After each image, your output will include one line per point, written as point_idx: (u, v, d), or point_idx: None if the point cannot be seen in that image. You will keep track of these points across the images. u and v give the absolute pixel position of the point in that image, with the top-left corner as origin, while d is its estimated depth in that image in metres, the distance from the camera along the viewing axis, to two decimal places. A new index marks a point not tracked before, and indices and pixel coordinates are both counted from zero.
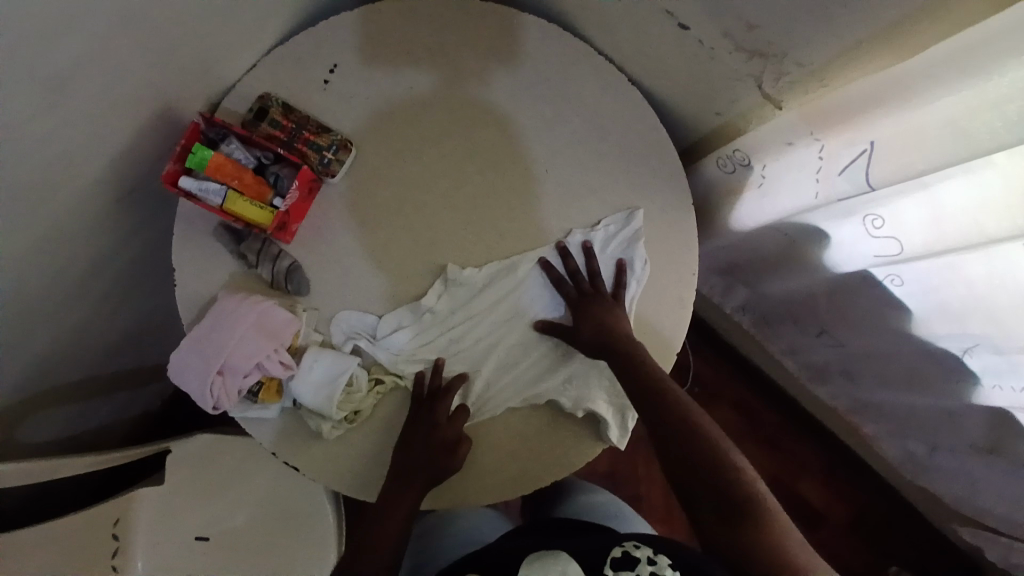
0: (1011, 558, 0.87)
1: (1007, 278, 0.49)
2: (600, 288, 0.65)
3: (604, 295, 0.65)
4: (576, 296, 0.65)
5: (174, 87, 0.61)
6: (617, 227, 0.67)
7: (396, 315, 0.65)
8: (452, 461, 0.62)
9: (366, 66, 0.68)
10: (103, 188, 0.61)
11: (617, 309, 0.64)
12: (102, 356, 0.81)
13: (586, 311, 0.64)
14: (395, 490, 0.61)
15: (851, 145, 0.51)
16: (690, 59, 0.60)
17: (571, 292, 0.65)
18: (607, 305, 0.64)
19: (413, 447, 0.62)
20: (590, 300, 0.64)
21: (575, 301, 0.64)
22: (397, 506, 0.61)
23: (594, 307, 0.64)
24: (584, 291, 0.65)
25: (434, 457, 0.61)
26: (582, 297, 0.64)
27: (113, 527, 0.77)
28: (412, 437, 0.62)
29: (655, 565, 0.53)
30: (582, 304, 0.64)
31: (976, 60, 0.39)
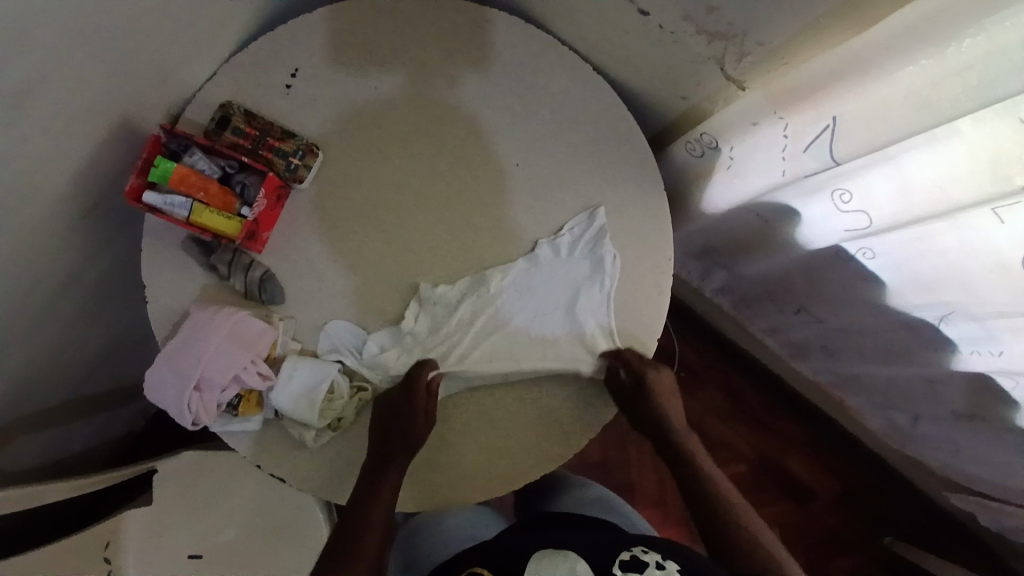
0: (1002, 520, 0.88)
1: (977, 246, 0.50)
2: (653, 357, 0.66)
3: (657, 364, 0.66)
4: (637, 368, 0.64)
5: (133, 100, 0.59)
6: (582, 229, 0.67)
7: (379, 337, 0.65)
8: (423, 424, 0.61)
9: (327, 69, 0.67)
10: (66, 207, 0.59)
11: (668, 378, 0.67)
12: (78, 378, 0.79)
13: (647, 381, 0.64)
14: (378, 468, 0.61)
15: (815, 122, 0.51)
16: (654, 44, 0.60)
17: (631, 360, 0.64)
18: (662, 378, 0.66)
19: (387, 425, 0.62)
20: (649, 370, 0.64)
21: (636, 368, 0.64)
22: (381, 490, 0.60)
23: (652, 379, 0.64)
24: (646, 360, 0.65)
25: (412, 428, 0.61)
26: (645, 365, 0.64)
27: (103, 551, 0.77)
28: (385, 418, 0.62)
29: (665, 570, 0.54)
30: (643, 373, 0.64)
31: (934, 30, 0.40)
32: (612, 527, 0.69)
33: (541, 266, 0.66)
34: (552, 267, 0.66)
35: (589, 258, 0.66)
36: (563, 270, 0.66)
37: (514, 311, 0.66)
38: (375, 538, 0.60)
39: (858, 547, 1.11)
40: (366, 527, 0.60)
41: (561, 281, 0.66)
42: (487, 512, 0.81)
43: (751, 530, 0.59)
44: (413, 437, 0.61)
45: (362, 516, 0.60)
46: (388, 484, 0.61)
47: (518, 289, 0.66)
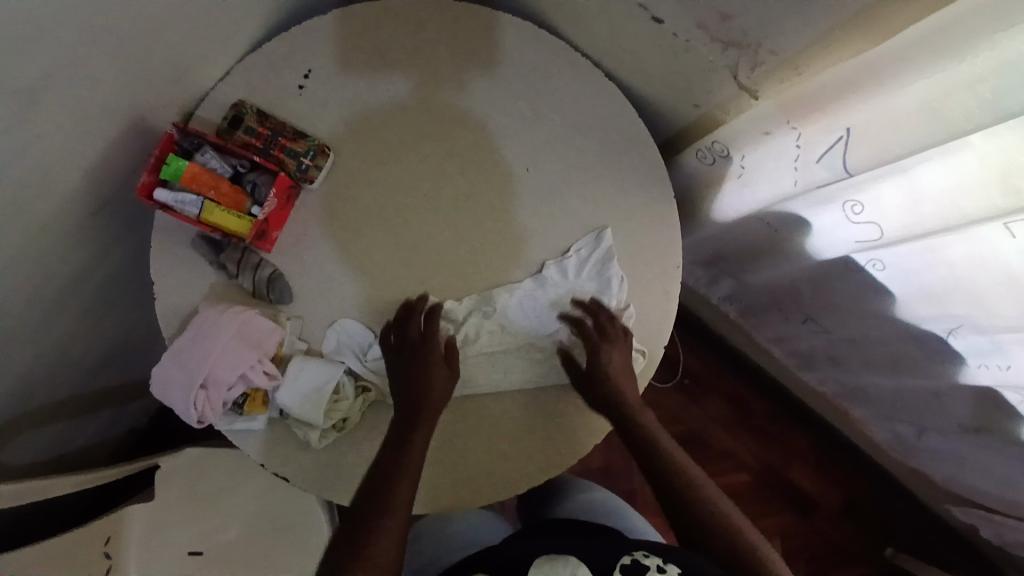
0: (1006, 536, 0.88)
1: (987, 259, 0.49)
2: (613, 327, 0.65)
3: (615, 336, 0.65)
4: (594, 345, 0.65)
5: (146, 98, 0.60)
6: (589, 250, 0.67)
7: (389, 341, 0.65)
8: (443, 380, 0.63)
9: (341, 70, 0.67)
10: (78, 203, 0.60)
11: (624, 354, 0.65)
12: (84, 373, 0.79)
13: (603, 360, 0.64)
14: (403, 426, 0.61)
15: (827, 132, 0.51)
16: (666, 52, 0.60)
17: (588, 332, 0.65)
18: (618, 355, 0.65)
19: (403, 378, 0.62)
20: (606, 345, 0.64)
21: (593, 343, 0.65)
22: (408, 451, 0.59)
23: (607, 355, 0.64)
24: (605, 334, 0.65)
25: (433, 383, 0.62)
26: (601, 340, 0.65)
27: (104, 546, 0.76)
28: (400, 372, 0.63)
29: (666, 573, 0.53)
30: (597, 349, 0.64)
31: (947, 45, 0.40)
32: (615, 531, 0.69)
33: (547, 289, 0.66)
34: (558, 287, 0.66)
35: (597, 280, 0.67)
36: (568, 291, 0.67)
37: (519, 329, 0.66)
38: (405, 494, 0.58)
39: (859, 560, 1.11)
40: (395, 485, 0.58)
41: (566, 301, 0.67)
42: (490, 515, 0.81)
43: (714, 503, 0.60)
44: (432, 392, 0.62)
45: (390, 469, 0.59)
46: (417, 439, 0.60)
47: (523, 309, 0.66)
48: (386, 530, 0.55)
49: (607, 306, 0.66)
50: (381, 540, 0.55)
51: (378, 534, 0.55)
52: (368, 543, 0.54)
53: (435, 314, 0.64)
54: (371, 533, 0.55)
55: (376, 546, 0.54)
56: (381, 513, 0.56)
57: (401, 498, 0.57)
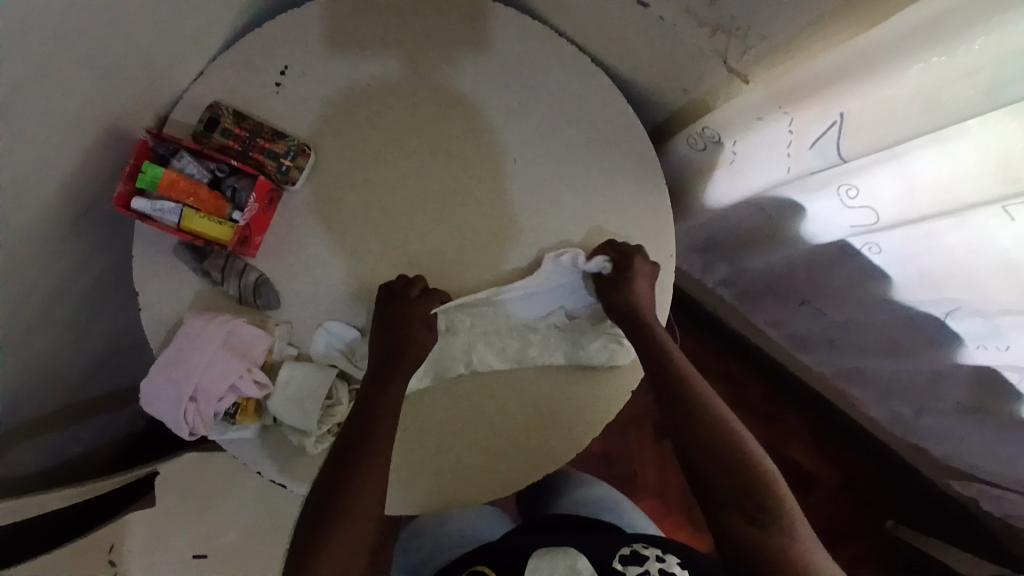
0: (1005, 509, 0.88)
1: (983, 243, 0.48)
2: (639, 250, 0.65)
3: (642, 257, 0.65)
4: (625, 257, 0.64)
5: (120, 105, 0.58)
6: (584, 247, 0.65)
7: None
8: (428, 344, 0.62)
9: (319, 66, 0.65)
10: (56, 215, 0.58)
11: (649, 274, 0.65)
12: (75, 383, 0.79)
13: (631, 270, 0.64)
14: (384, 374, 0.60)
15: (820, 118, 0.50)
16: (655, 36, 0.58)
17: (619, 249, 0.65)
18: (646, 273, 0.65)
19: (393, 341, 0.61)
20: (637, 260, 0.64)
21: (624, 258, 0.64)
22: (383, 398, 0.58)
23: (637, 269, 0.64)
24: (637, 251, 0.65)
25: (419, 346, 0.61)
26: (633, 255, 0.64)
27: (108, 553, 0.74)
28: (388, 335, 0.61)
29: (666, 562, 0.54)
30: (628, 262, 0.64)
31: (942, 31, 0.38)
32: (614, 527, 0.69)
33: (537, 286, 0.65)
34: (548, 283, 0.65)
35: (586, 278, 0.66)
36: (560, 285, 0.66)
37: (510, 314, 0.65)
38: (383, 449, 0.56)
39: (859, 535, 1.13)
40: (376, 440, 0.56)
41: (562, 286, 0.66)
42: (488, 512, 0.81)
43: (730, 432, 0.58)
44: (421, 351, 0.61)
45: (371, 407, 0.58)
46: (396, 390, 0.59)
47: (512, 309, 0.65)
48: (365, 481, 0.54)
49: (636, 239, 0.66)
50: (361, 495, 0.54)
51: (361, 485, 0.54)
52: (348, 498, 0.54)
53: (434, 295, 0.63)
54: (354, 483, 0.54)
55: (355, 500, 0.54)
56: (360, 463, 0.55)
57: (381, 452, 0.56)
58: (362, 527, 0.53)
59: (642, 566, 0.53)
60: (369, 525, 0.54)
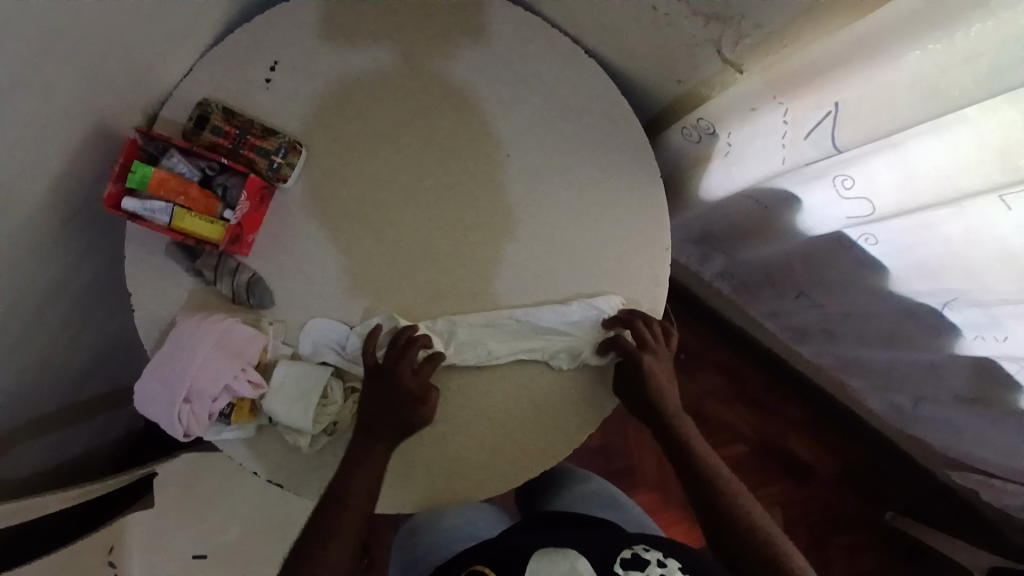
0: (1005, 499, 0.88)
1: (981, 231, 0.48)
2: (649, 338, 0.63)
3: (652, 345, 0.63)
4: (632, 352, 0.63)
5: (109, 103, 0.57)
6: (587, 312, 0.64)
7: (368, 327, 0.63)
8: (422, 420, 0.61)
9: (309, 61, 0.64)
10: (48, 215, 0.58)
11: (662, 362, 0.64)
12: (72, 383, 0.78)
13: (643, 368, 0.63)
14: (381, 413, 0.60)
15: (816, 108, 0.49)
16: (648, 26, 0.58)
17: (626, 343, 0.63)
18: (659, 362, 0.64)
19: (380, 414, 0.60)
20: (644, 356, 0.63)
21: (631, 354, 0.62)
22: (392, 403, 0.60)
23: (649, 365, 0.63)
24: (644, 344, 0.63)
25: (407, 418, 0.60)
26: (640, 352, 0.62)
27: (108, 555, 0.74)
28: (377, 400, 0.60)
29: (666, 568, 0.54)
30: (637, 359, 0.62)
31: (940, 16, 0.38)
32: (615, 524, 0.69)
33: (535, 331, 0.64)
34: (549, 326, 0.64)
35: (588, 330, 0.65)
36: (557, 280, 0.66)
37: (502, 320, 0.64)
38: (376, 463, 0.59)
39: (859, 525, 1.13)
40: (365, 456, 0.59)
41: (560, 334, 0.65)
42: (487, 508, 0.81)
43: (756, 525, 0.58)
44: (405, 424, 0.60)
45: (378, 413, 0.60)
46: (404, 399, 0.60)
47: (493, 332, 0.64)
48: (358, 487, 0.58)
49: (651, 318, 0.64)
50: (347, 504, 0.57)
51: (353, 501, 0.58)
52: (339, 509, 0.57)
53: (432, 364, 0.61)
54: (345, 490, 0.58)
55: (344, 507, 0.57)
56: (353, 479, 0.58)
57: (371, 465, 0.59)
58: (346, 530, 0.57)
59: (643, 570, 0.53)
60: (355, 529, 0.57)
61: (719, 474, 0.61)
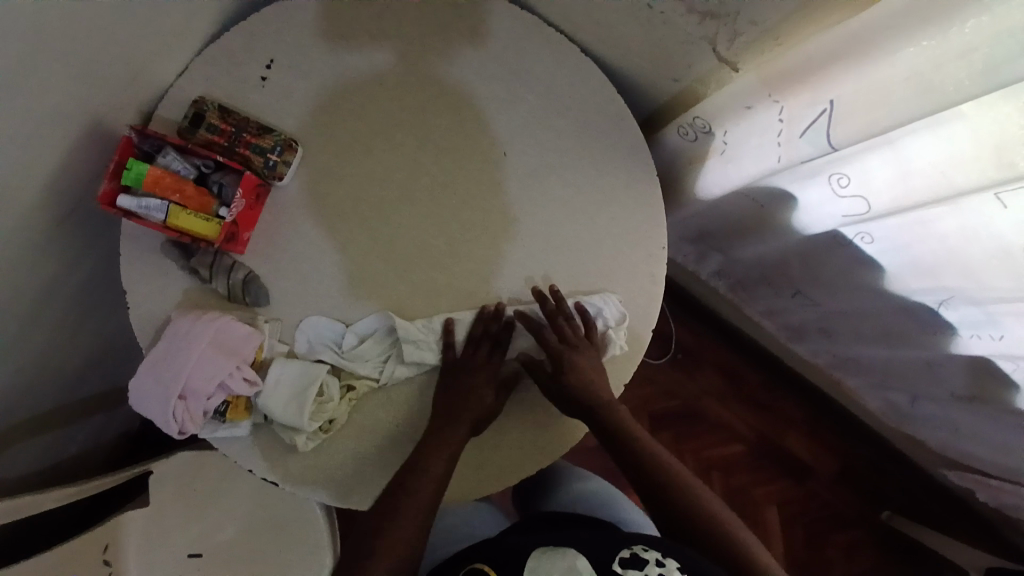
0: (1002, 497, 0.88)
1: (977, 228, 0.48)
2: (574, 331, 0.63)
3: (579, 338, 0.64)
4: (555, 349, 0.63)
5: (104, 100, 0.57)
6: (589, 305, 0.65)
7: (363, 325, 0.63)
8: (499, 403, 0.64)
9: (305, 58, 0.64)
10: (42, 213, 0.57)
11: (589, 355, 0.64)
12: (68, 382, 0.78)
13: (570, 365, 0.62)
14: (455, 396, 0.62)
15: (811, 106, 0.49)
16: (644, 24, 0.58)
17: (551, 343, 0.63)
18: (584, 357, 0.63)
19: (459, 399, 0.62)
20: (572, 352, 0.63)
21: (557, 351, 0.63)
22: (466, 386, 0.62)
23: (575, 360, 0.63)
24: (566, 341, 0.63)
25: (486, 405, 0.63)
26: (565, 348, 0.63)
27: (103, 554, 0.74)
28: (453, 387, 0.63)
29: (665, 567, 0.53)
30: (561, 356, 0.63)
31: (939, 10, 0.37)
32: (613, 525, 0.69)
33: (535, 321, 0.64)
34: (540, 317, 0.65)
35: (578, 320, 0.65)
36: (554, 278, 0.66)
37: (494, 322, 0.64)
38: (444, 460, 0.60)
39: (857, 523, 1.13)
40: (428, 458, 0.60)
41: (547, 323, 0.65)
42: (485, 508, 0.81)
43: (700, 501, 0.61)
44: (480, 408, 0.62)
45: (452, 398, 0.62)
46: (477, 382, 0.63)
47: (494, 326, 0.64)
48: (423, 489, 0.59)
49: (576, 308, 0.64)
50: (410, 508, 0.59)
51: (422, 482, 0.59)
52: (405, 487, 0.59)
53: (501, 353, 0.64)
54: (409, 486, 0.59)
55: (408, 501, 0.59)
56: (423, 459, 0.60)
57: (446, 448, 0.61)
58: (414, 522, 0.59)
59: (642, 569, 0.53)
60: (423, 522, 0.59)
61: (654, 456, 0.63)
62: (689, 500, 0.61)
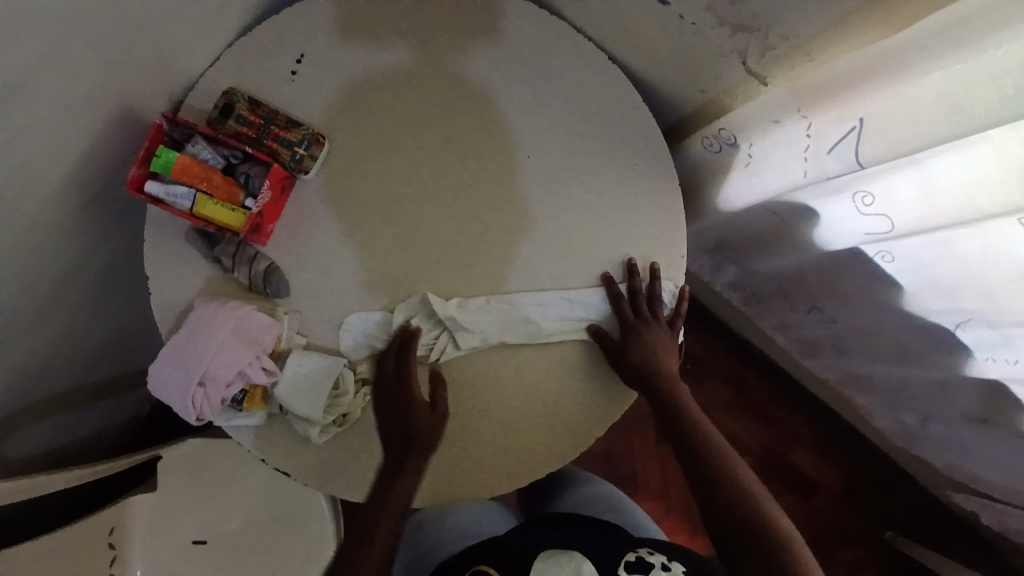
0: (1007, 522, 0.88)
1: (1000, 251, 0.48)
2: (653, 311, 0.65)
3: (655, 318, 0.65)
4: (630, 319, 0.65)
5: (134, 86, 0.57)
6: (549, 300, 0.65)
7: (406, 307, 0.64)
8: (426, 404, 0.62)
9: (334, 53, 0.65)
10: (69, 195, 0.58)
11: (662, 335, 0.65)
12: (83, 364, 0.79)
13: (644, 333, 0.64)
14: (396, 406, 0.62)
15: (840, 122, 0.50)
16: (673, 33, 0.58)
17: (628, 311, 0.65)
18: (655, 336, 0.65)
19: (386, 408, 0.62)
20: (647, 324, 0.65)
21: (630, 324, 0.64)
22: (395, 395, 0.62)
23: (649, 331, 0.65)
24: (643, 312, 0.65)
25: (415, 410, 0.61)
26: (642, 318, 0.65)
27: (108, 537, 0.74)
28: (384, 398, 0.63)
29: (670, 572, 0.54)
30: (634, 328, 0.64)
31: (972, 32, 0.38)
32: (622, 529, 0.68)
33: (620, 296, 0.65)
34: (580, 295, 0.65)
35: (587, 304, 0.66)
36: (571, 283, 0.66)
37: (517, 308, 0.64)
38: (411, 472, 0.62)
39: (860, 541, 1.12)
40: (406, 457, 0.62)
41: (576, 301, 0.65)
42: (492, 508, 0.81)
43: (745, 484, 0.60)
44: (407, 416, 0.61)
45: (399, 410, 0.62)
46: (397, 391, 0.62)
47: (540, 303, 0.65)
48: (400, 488, 0.61)
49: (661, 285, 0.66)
50: (390, 507, 0.61)
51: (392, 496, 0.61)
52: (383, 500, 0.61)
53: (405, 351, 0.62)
54: (386, 499, 0.61)
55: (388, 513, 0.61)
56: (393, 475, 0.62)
57: (410, 460, 0.62)
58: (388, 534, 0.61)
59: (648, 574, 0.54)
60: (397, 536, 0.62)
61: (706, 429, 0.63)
62: (729, 478, 0.60)
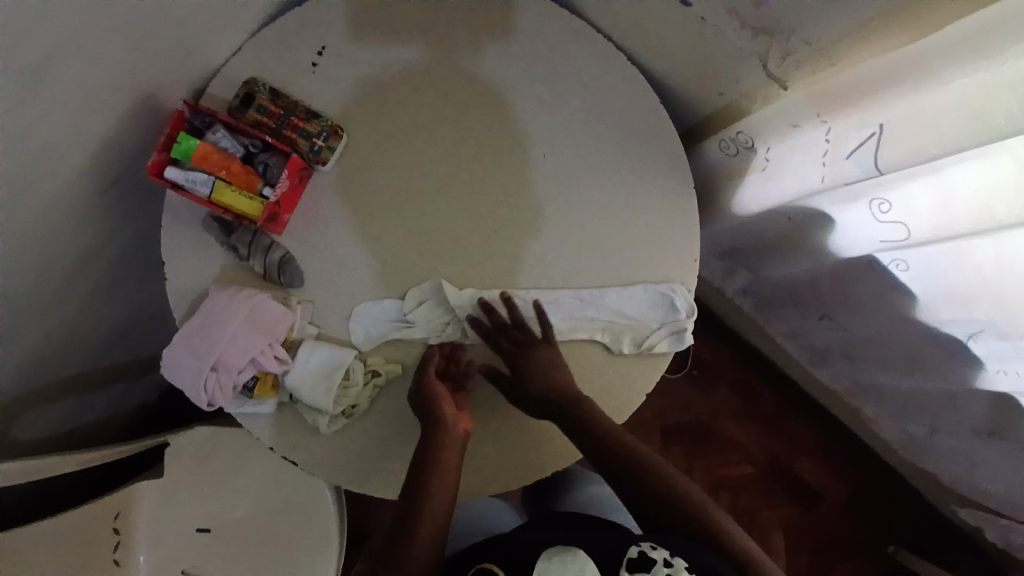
0: (1011, 537, 0.87)
1: (1016, 262, 0.48)
2: (530, 335, 0.64)
3: (537, 341, 0.64)
4: (511, 356, 0.64)
5: (157, 73, 0.58)
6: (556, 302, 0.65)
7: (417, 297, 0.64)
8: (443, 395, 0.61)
9: (355, 47, 0.65)
10: (89, 179, 0.59)
11: (553, 353, 0.63)
12: (96, 349, 0.79)
13: (526, 365, 0.63)
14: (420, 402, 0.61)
15: (858, 128, 0.50)
16: (694, 36, 0.58)
17: (504, 345, 0.64)
18: (544, 357, 0.63)
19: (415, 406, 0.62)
20: (523, 353, 0.63)
21: (514, 361, 0.63)
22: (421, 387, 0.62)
23: (530, 358, 0.63)
24: (516, 343, 0.64)
25: (435, 404, 0.60)
26: (519, 350, 0.63)
27: (114, 521, 0.77)
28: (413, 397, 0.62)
29: (673, 568, 0.52)
30: (519, 357, 0.63)
31: (995, 39, 0.38)
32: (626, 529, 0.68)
33: (494, 330, 0.64)
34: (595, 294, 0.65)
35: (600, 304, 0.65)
36: (584, 282, 0.66)
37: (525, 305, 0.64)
38: (447, 475, 0.59)
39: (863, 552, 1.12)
40: (431, 457, 0.59)
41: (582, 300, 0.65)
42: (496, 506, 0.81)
43: (693, 498, 0.60)
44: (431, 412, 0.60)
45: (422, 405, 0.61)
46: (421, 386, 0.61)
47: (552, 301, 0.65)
48: (431, 496, 0.58)
49: (519, 305, 0.64)
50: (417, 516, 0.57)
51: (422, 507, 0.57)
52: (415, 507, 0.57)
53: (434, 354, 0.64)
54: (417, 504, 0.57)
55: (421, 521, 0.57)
56: (422, 482, 0.58)
57: (444, 458, 0.59)
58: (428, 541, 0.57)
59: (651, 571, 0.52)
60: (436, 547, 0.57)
61: (643, 455, 0.62)
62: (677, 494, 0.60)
